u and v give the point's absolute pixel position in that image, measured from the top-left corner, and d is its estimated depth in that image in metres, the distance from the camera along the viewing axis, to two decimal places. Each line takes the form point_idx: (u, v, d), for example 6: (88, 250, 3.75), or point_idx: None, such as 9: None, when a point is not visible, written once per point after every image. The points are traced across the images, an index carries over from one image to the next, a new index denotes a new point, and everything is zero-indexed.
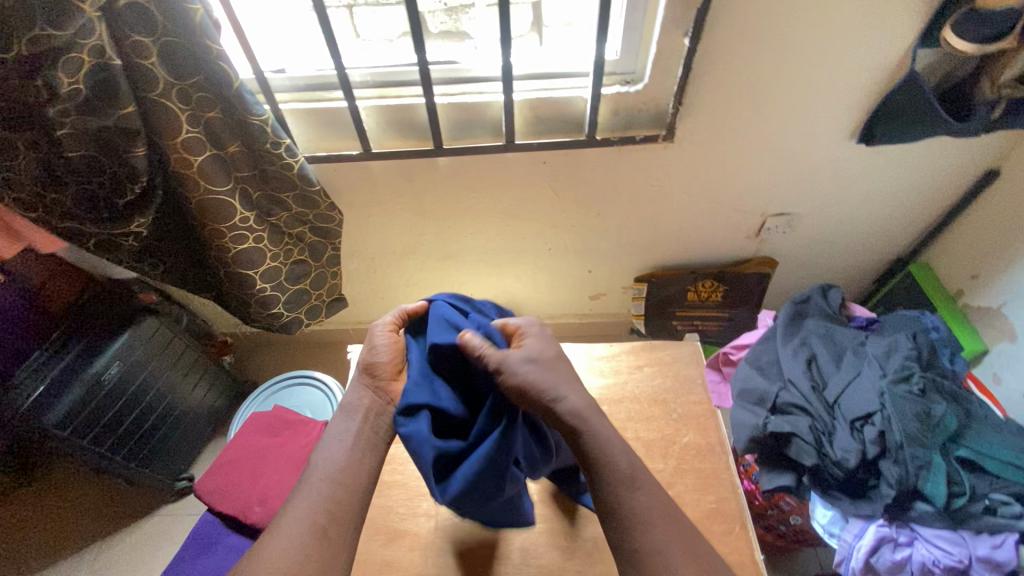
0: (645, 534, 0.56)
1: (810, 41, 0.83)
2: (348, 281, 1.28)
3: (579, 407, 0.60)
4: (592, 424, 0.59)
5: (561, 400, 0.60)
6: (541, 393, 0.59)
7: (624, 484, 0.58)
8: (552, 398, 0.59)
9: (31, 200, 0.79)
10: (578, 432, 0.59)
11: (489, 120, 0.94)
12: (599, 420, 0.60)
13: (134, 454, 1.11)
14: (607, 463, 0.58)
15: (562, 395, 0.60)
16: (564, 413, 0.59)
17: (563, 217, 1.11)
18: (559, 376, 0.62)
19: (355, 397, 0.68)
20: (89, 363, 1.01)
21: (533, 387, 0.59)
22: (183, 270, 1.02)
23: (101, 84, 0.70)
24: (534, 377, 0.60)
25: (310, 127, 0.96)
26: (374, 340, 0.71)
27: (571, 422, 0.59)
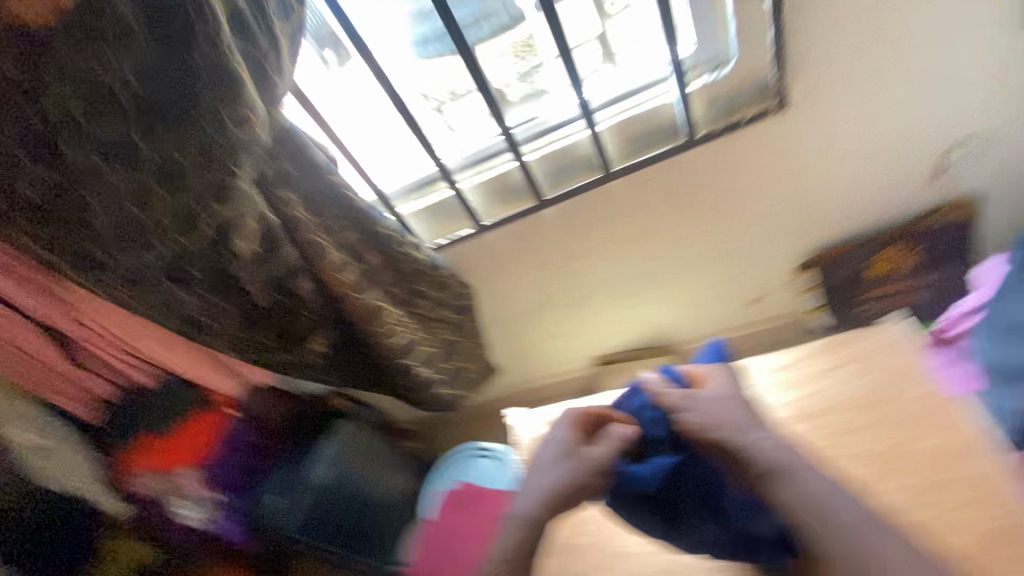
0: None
1: None
2: (495, 349, 1.33)
3: (772, 445, 0.58)
4: (790, 463, 0.55)
5: (755, 441, 0.58)
6: (727, 431, 0.60)
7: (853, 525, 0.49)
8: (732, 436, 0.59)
9: (241, 343, 0.97)
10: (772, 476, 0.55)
11: (581, 157, 0.95)
12: (803, 465, 0.55)
13: (359, 549, 1.23)
14: (823, 489, 0.52)
15: (746, 434, 0.59)
16: (764, 457, 0.56)
17: (688, 229, 1.04)
18: (745, 415, 0.62)
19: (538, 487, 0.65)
20: (309, 469, 1.19)
21: (714, 426, 0.61)
22: (357, 373, 1.17)
23: (268, 242, 0.84)
24: (719, 415, 0.62)
25: (427, 220, 1.06)
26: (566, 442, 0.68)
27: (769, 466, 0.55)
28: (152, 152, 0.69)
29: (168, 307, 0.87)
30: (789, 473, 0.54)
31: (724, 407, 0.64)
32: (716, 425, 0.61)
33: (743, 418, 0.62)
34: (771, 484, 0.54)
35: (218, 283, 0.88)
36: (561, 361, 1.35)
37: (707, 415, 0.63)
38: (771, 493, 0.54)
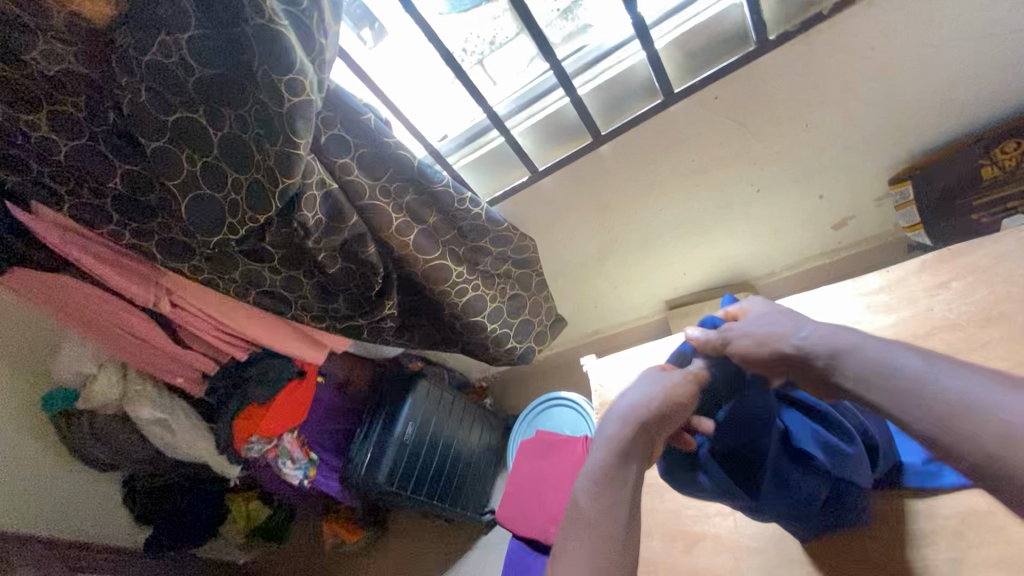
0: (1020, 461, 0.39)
1: None
2: (562, 300, 1.32)
3: (823, 333, 0.58)
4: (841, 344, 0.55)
5: (818, 341, 0.57)
6: (780, 339, 0.62)
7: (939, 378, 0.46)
8: (794, 342, 0.60)
9: (319, 312, 1.05)
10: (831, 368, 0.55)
11: (640, 80, 0.88)
12: (854, 338, 0.55)
13: (444, 494, 1.31)
14: (890, 362, 0.50)
15: (804, 335, 0.60)
16: (825, 349, 0.56)
17: (763, 148, 0.95)
18: (791, 318, 0.64)
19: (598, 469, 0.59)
20: (392, 429, 1.24)
21: (770, 338, 0.63)
22: (430, 334, 1.19)
23: (330, 207, 0.86)
24: (768, 328, 0.64)
25: (483, 175, 1.03)
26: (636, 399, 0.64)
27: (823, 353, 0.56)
28: (220, 136, 0.74)
29: (255, 283, 0.97)
30: (851, 352, 0.54)
31: (765, 323, 0.65)
32: (769, 338, 0.64)
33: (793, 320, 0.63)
34: (830, 371, 0.55)
35: (294, 255, 0.92)
36: (631, 305, 1.32)
37: (759, 335, 0.65)
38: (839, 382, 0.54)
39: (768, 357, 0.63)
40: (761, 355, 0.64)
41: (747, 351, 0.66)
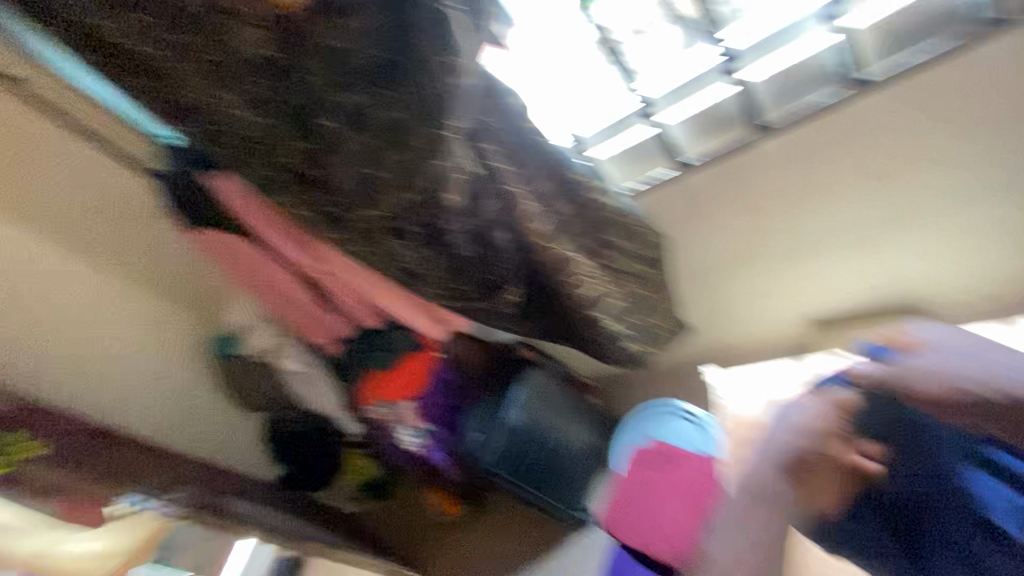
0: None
1: None
2: (687, 306, 1.24)
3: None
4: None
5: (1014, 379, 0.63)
6: (977, 381, 0.65)
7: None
8: (991, 379, 0.64)
9: (450, 291, 1.05)
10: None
11: (807, 66, 0.84)
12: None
13: (544, 484, 1.32)
14: None
15: (1002, 367, 0.64)
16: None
17: (964, 149, 0.81)
18: (986, 352, 0.66)
19: (761, 482, 0.78)
20: (504, 411, 1.27)
21: (963, 374, 0.65)
22: (547, 324, 1.16)
23: (470, 190, 0.86)
24: (964, 362, 0.66)
25: (624, 163, 1.05)
26: (801, 427, 0.77)
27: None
28: (382, 115, 0.76)
29: (395, 258, 0.98)
30: None
31: (959, 358, 0.67)
32: (962, 371, 0.66)
33: (999, 359, 0.65)
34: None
35: (432, 236, 0.93)
36: (764, 326, 1.15)
37: (956, 367, 0.66)
38: None
39: (955, 389, 0.66)
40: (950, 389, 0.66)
41: (931, 381, 0.67)
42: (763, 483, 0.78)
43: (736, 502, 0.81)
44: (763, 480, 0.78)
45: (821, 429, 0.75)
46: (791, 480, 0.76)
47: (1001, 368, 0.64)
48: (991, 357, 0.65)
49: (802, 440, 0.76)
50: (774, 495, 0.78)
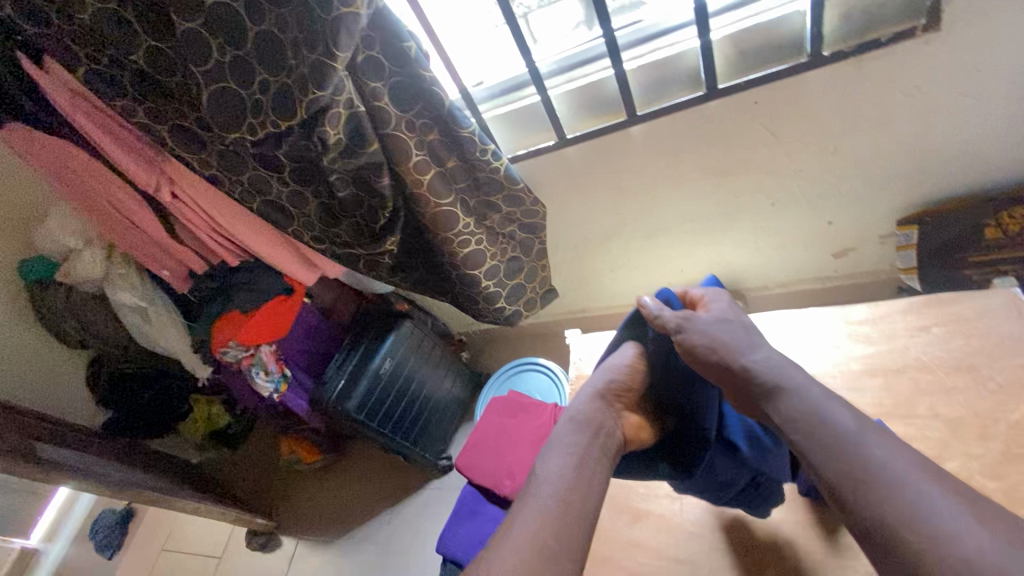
0: (896, 493, 0.44)
1: None
2: (557, 273, 1.34)
3: (776, 361, 0.58)
4: (791, 378, 0.55)
5: (748, 356, 0.59)
6: (728, 353, 0.61)
7: (853, 439, 0.49)
8: (730, 354, 0.60)
9: (320, 234, 1.04)
10: (777, 391, 0.55)
11: (685, 70, 0.87)
12: (804, 377, 0.55)
13: (407, 435, 1.35)
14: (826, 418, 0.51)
15: (743, 350, 0.60)
16: (753, 373, 0.58)
17: (788, 162, 0.96)
18: (747, 335, 0.63)
19: (586, 411, 0.66)
20: (369, 360, 1.26)
21: (716, 349, 0.61)
22: (423, 279, 1.18)
23: (354, 130, 0.84)
24: (721, 336, 0.62)
25: (509, 129, 1.03)
26: (616, 367, 0.70)
27: (772, 377, 0.57)
28: (257, 31, 0.73)
29: (260, 190, 0.96)
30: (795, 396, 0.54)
31: (724, 331, 0.63)
32: (710, 346, 0.62)
33: (760, 343, 0.62)
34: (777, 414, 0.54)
35: (307, 169, 0.91)
36: (622, 291, 1.35)
37: (719, 339, 0.62)
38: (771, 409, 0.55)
39: (710, 360, 0.61)
40: (706, 355, 0.62)
41: (689, 348, 0.63)
42: (582, 417, 0.65)
43: (566, 430, 0.64)
44: (589, 410, 0.66)
45: (629, 369, 0.70)
46: (611, 410, 0.67)
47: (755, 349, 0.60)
48: (747, 338, 0.62)
49: (619, 376, 0.69)
50: (598, 427, 0.64)
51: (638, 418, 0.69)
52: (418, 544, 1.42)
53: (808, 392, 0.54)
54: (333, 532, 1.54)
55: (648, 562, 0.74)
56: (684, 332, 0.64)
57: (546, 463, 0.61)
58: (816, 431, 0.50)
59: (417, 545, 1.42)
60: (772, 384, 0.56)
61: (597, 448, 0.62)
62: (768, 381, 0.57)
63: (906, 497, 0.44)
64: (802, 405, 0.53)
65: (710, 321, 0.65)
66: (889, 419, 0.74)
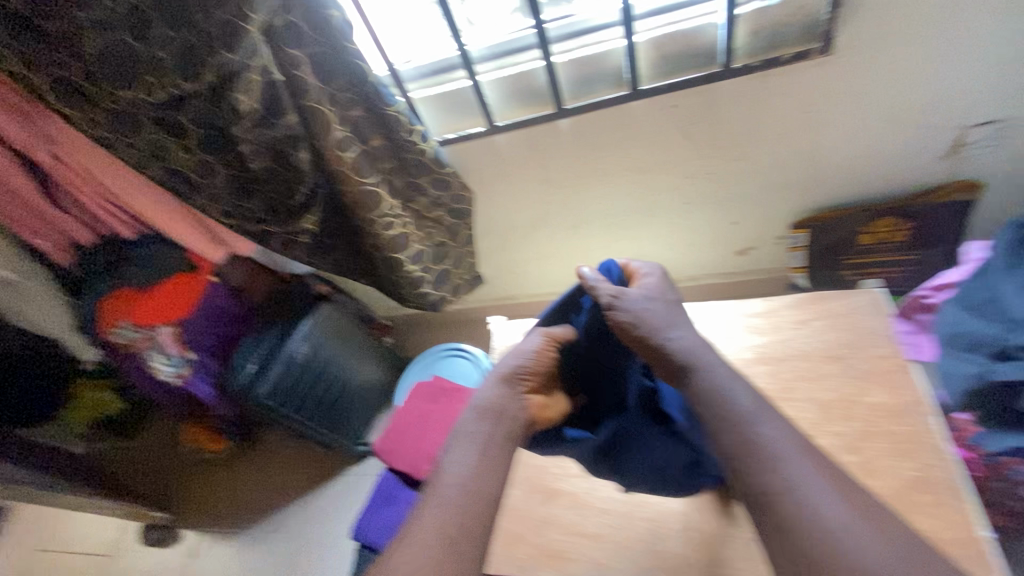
0: (779, 473, 0.50)
1: None
2: (484, 259, 1.34)
3: (690, 345, 0.64)
4: (702, 359, 0.62)
5: (669, 336, 0.65)
6: (651, 331, 0.65)
7: (749, 419, 0.55)
8: (653, 332, 0.65)
9: (231, 209, 0.96)
10: (688, 368, 0.62)
11: (611, 69, 0.90)
12: (713, 359, 0.62)
13: (325, 420, 1.32)
14: (729, 400, 0.57)
15: (666, 328, 0.65)
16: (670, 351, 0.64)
17: (701, 164, 1.03)
18: (669, 315, 0.68)
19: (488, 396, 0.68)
20: (284, 344, 1.20)
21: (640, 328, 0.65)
22: (345, 260, 1.14)
23: (270, 99, 0.79)
24: (645, 314, 0.66)
25: (438, 112, 1.01)
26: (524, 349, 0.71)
27: (684, 358, 0.63)
28: None
29: (159, 156, 0.87)
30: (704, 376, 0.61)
31: (650, 309, 0.67)
32: (636, 324, 0.65)
33: (681, 324, 0.67)
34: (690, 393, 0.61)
35: (215, 138, 0.84)
36: (546, 279, 1.38)
37: (645, 318, 0.66)
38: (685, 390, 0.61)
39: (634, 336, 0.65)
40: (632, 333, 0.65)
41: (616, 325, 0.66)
42: (484, 404, 0.68)
43: (469, 419, 0.67)
44: (492, 397, 0.68)
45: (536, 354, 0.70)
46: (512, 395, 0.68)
47: (674, 330, 0.66)
48: (669, 318, 0.67)
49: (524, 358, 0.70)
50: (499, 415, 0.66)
51: (545, 398, 0.70)
52: (333, 532, 1.38)
53: (718, 378, 0.60)
54: (240, 523, 1.47)
55: (561, 538, 0.78)
56: (617, 308, 0.67)
57: (450, 454, 0.63)
58: (722, 406, 0.57)
59: (330, 533, 1.38)
60: (684, 364, 0.62)
61: (499, 434, 0.65)
62: (680, 358, 0.63)
63: (788, 477, 0.50)
64: (710, 388, 0.59)
65: (638, 299, 0.69)
66: (773, 401, 0.83)
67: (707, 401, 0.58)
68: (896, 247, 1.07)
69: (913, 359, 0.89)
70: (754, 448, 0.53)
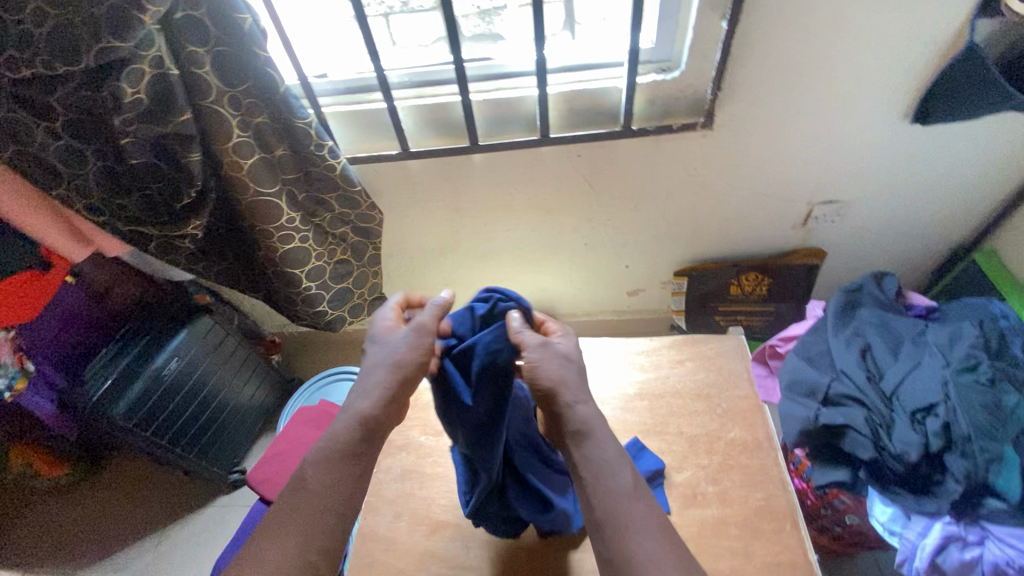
0: (639, 546, 0.53)
1: (842, 26, 0.79)
2: (388, 280, 1.32)
3: (593, 414, 0.60)
4: (600, 431, 0.59)
5: (577, 403, 0.60)
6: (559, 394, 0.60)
7: (624, 497, 0.56)
8: (560, 396, 0.60)
9: (98, 204, 0.85)
10: (584, 436, 0.59)
11: (525, 115, 0.96)
12: (609, 431, 0.60)
13: (192, 445, 1.19)
14: (610, 474, 0.57)
15: (574, 394, 0.61)
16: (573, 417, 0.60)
17: (600, 210, 1.11)
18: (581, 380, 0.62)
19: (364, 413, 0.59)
20: (151, 359, 1.08)
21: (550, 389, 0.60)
22: (234, 271, 1.06)
23: (161, 93, 0.73)
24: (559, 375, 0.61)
25: (351, 130, 0.99)
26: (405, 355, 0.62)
27: (581, 428, 0.59)
28: None
29: (17, 139, 0.77)
30: (592, 445, 0.59)
31: (564, 368, 0.62)
32: (551, 387, 0.60)
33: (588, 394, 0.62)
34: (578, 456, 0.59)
35: (87, 125, 0.76)
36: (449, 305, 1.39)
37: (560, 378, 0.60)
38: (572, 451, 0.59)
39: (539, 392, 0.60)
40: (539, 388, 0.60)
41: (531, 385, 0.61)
42: (365, 421, 0.59)
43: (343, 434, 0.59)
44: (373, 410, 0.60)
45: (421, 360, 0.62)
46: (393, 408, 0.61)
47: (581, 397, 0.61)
48: (580, 383, 0.62)
49: (411, 370, 0.62)
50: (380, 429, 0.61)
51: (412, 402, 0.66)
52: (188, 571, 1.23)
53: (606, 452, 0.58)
54: (70, 562, 1.26)
55: (442, 572, 0.77)
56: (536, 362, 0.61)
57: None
58: (602, 479, 0.57)
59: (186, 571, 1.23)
60: (580, 430, 0.59)
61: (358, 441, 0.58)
62: (577, 423, 0.60)
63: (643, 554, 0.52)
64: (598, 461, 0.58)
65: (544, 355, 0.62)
66: (649, 434, 0.90)
67: (589, 471, 0.58)
68: (759, 299, 1.23)
69: (765, 400, 1.04)
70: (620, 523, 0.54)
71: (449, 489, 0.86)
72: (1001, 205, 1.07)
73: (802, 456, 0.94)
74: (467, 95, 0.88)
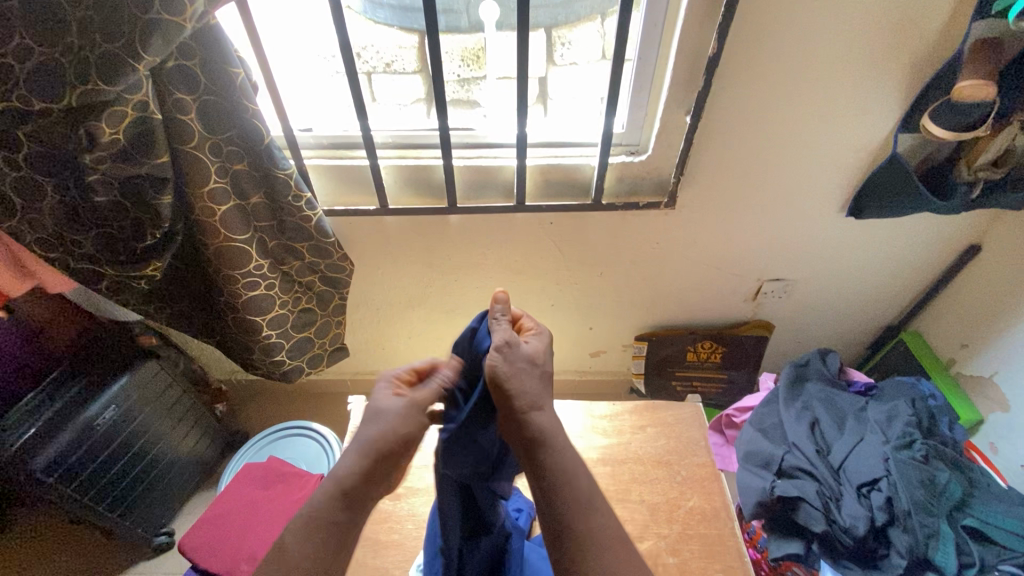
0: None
1: (786, 129, 0.90)
2: (350, 331, 1.29)
3: (550, 423, 0.57)
4: (558, 442, 0.56)
5: (535, 408, 0.56)
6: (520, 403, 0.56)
7: (583, 500, 0.55)
8: (521, 400, 0.55)
9: (51, 239, 0.80)
10: (545, 447, 0.56)
11: (502, 182, 1.00)
12: (565, 439, 0.58)
13: (117, 502, 1.08)
14: (574, 482, 0.55)
15: (534, 400, 0.56)
16: (531, 424, 0.56)
17: (567, 274, 1.15)
18: (540, 390, 0.58)
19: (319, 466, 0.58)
20: (84, 406, 1.00)
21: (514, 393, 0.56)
22: (186, 315, 1.02)
23: (140, 136, 0.72)
24: (520, 377, 0.56)
25: (330, 183, 1.01)
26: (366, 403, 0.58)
27: (540, 436, 0.56)
28: None
29: None
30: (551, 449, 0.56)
31: (525, 370, 0.57)
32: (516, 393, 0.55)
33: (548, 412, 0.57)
34: (543, 456, 0.56)
35: (50, 159, 0.72)
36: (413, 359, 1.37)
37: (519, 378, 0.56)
38: (539, 464, 0.56)
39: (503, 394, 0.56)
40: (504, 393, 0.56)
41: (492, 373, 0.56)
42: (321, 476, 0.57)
43: None
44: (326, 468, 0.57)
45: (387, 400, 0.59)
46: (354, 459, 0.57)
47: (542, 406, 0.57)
48: (541, 390, 0.58)
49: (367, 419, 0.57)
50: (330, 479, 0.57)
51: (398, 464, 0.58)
52: None
53: (571, 466, 0.56)
54: None
55: None
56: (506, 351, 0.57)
57: None
58: (565, 488, 0.55)
59: None
60: (539, 438, 0.56)
61: None
62: (534, 432, 0.56)
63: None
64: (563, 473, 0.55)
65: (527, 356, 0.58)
66: (610, 501, 0.90)
67: (549, 482, 0.55)
68: (713, 366, 1.29)
69: (720, 469, 1.08)
70: (581, 535, 0.53)
71: (403, 558, 0.81)
72: (924, 291, 1.19)
73: (757, 526, 0.97)
74: (450, 159, 0.92)
